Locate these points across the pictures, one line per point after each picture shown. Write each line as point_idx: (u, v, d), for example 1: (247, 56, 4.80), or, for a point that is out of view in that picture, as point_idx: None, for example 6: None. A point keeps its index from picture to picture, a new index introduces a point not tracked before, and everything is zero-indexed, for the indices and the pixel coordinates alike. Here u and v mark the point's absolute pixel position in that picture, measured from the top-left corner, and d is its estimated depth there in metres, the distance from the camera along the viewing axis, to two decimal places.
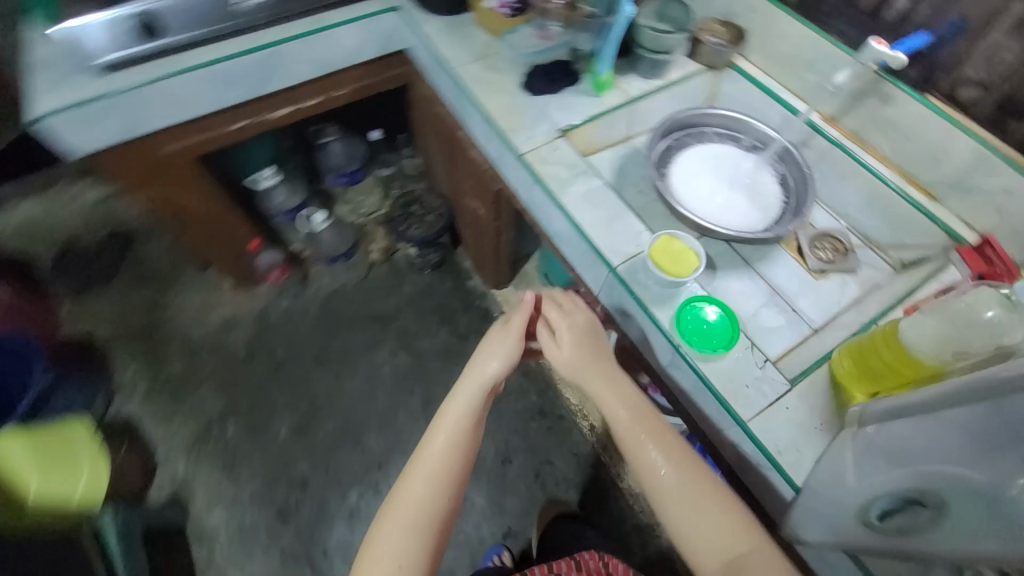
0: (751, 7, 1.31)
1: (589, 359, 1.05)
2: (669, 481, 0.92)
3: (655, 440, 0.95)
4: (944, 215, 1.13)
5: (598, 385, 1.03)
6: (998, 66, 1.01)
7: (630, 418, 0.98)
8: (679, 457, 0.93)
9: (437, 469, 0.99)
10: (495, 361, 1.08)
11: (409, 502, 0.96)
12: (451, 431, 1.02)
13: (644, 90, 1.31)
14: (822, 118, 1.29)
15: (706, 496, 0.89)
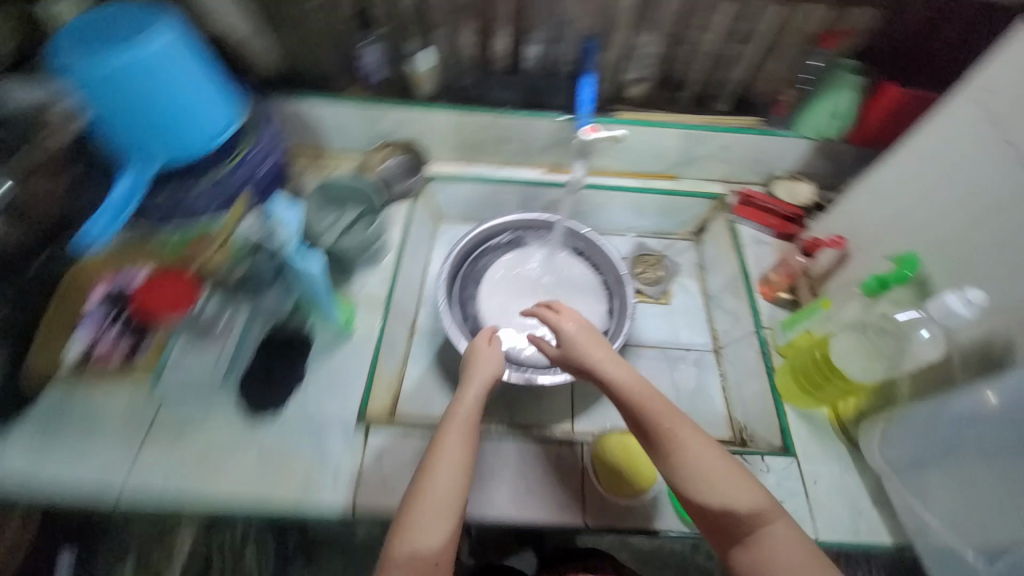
0: (403, 120, 1.09)
1: (595, 356, 0.78)
2: (678, 449, 0.67)
3: (669, 421, 0.69)
4: (694, 185, 1.19)
5: (607, 367, 0.76)
6: (645, 61, 1.03)
7: (652, 405, 0.70)
8: (718, 460, 0.66)
9: (462, 444, 0.69)
10: (491, 368, 0.79)
11: (446, 466, 0.66)
12: (467, 422, 0.72)
13: (388, 281, 1.01)
14: (546, 171, 1.18)
15: (738, 488, 0.64)
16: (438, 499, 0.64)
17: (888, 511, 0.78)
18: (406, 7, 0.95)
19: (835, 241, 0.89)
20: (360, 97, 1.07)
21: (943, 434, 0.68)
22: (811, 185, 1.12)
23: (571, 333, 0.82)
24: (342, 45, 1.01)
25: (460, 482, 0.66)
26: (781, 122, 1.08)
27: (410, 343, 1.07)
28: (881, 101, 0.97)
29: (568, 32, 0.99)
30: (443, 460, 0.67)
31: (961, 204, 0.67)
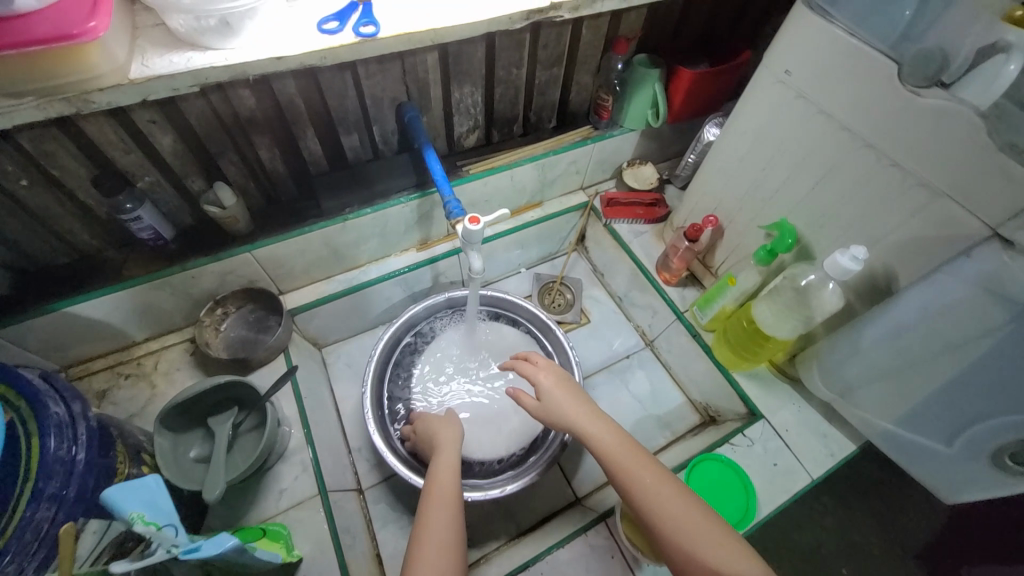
0: (228, 271, 0.87)
1: (573, 409, 0.72)
2: (657, 503, 0.61)
3: (644, 470, 0.64)
4: (559, 203, 1.19)
5: (586, 423, 0.70)
6: (470, 111, 0.97)
7: (630, 456, 0.66)
8: (690, 507, 0.61)
9: (450, 497, 0.68)
10: (455, 433, 0.80)
11: (430, 533, 0.63)
12: (447, 485, 0.69)
13: (309, 467, 0.80)
14: (418, 249, 1.07)
15: (708, 530, 0.58)
16: (436, 543, 0.62)
17: (842, 422, 0.90)
18: (168, 148, 0.73)
19: (710, 220, 0.94)
20: (153, 269, 0.81)
21: (871, 362, 0.78)
22: (650, 166, 1.17)
23: (549, 387, 0.76)
24: (100, 215, 0.78)
25: (450, 536, 0.63)
26: (609, 124, 1.12)
27: (366, 511, 0.89)
28: (680, 85, 1.03)
29: (381, 110, 0.87)
30: (428, 521, 0.64)
31: (799, 169, 0.76)
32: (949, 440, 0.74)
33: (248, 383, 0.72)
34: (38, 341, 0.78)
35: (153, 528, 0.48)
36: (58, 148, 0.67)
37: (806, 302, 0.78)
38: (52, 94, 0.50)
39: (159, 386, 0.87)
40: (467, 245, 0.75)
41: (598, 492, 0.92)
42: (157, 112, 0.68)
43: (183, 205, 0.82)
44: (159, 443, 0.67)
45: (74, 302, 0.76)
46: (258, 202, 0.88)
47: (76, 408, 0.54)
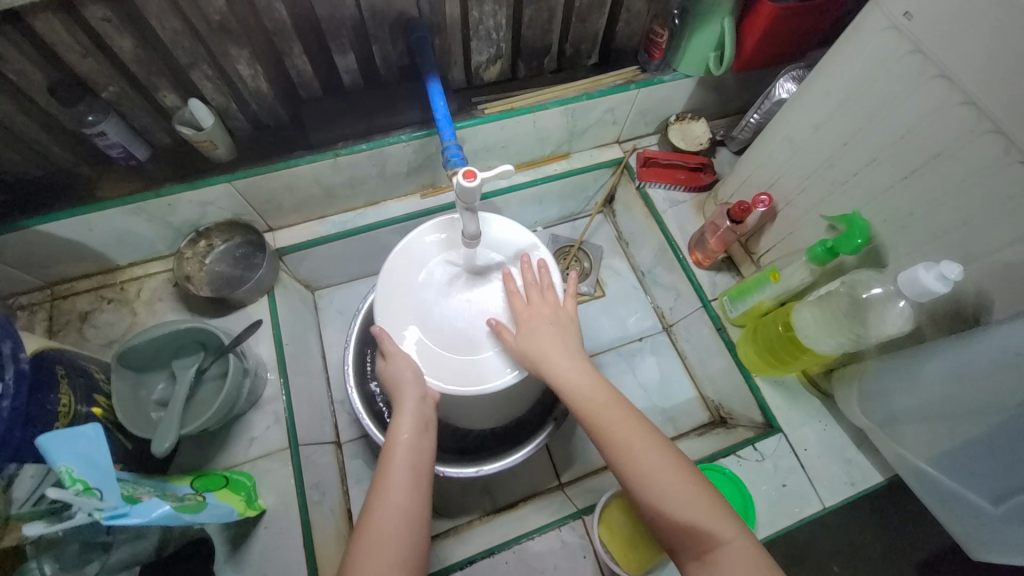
0: (210, 201, 0.80)
1: (550, 355, 0.63)
2: (634, 461, 0.56)
3: (623, 429, 0.58)
4: (589, 157, 1.04)
5: (562, 367, 0.62)
6: (492, 36, 0.81)
7: (605, 408, 0.59)
8: (672, 467, 0.55)
9: (408, 471, 0.59)
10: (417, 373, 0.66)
11: (386, 512, 0.56)
12: (405, 459, 0.60)
13: (281, 419, 0.77)
14: (422, 195, 0.96)
15: (688, 495, 0.53)
16: (389, 523, 0.55)
17: (873, 449, 0.79)
18: (130, 54, 0.63)
19: (761, 200, 0.79)
20: (128, 193, 0.75)
21: (934, 398, 0.64)
22: (703, 123, 1.00)
23: (526, 327, 0.66)
24: (68, 127, 0.70)
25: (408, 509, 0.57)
26: (661, 67, 0.93)
27: (342, 464, 0.87)
28: (756, 22, 0.83)
29: (383, 27, 0.73)
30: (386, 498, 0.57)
31: (893, 150, 0.59)
32: (1008, 503, 0.61)
33: (215, 331, 0.67)
34: (14, 257, 0.75)
35: (73, 493, 0.44)
36: (6, 45, 0.58)
37: (859, 319, 0.64)
38: None
39: (139, 315, 0.84)
40: (464, 207, 0.63)
41: (582, 482, 0.86)
42: (111, 9, 0.58)
43: (158, 123, 0.74)
44: (118, 387, 0.63)
45: (45, 221, 0.72)
46: (245, 128, 0.79)
47: (5, 349, 0.49)
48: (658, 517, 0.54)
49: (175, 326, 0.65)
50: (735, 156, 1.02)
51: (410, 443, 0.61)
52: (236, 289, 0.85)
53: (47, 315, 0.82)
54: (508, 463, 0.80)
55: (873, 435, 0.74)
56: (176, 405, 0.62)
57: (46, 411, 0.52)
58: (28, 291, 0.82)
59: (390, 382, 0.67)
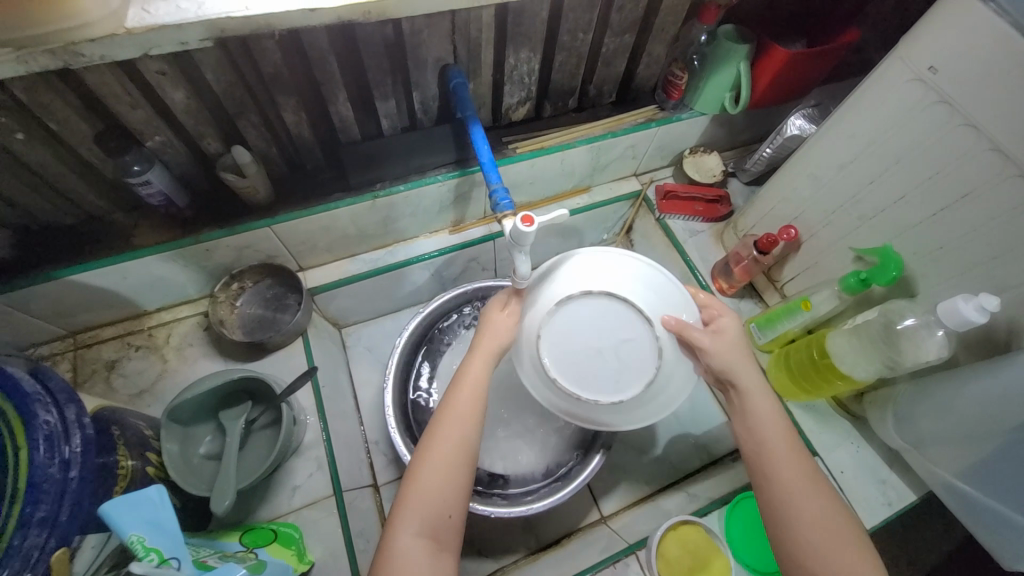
0: (247, 244, 0.79)
1: (735, 375, 0.61)
2: (808, 513, 0.54)
3: (798, 464, 0.57)
4: (608, 190, 1.07)
5: (750, 400, 0.60)
6: (525, 80, 0.84)
7: (777, 429, 0.59)
8: (844, 530, 0.53)
9: (471, 408, 0.59)
10: (507, 338, 0.66)
11: (432, 460, 0.56)
12: (471, 395, 0.61)
13: (323, 466, 0.76)
14: (452, 231, 0.98)
15: (854, 562, 0.51)
16: (437, 468, 0.56)
17: (904, 467, 0.82)
18: (180, 104, 0.63)
19: (788, 232, 0.83)
20: (166, 239, 0.73)
21: (968, 417, 0.68)
22: (716, 155, 1.04)
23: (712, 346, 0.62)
24: (105, 174, 0.69)
25: (451, 461, 0.56)
26: (678, 105, 0.97)
27: (381, 508, 0.86)
28: (768, 65, 0.88)
29: (424, 73, 0.75)
30: (438, 440, 0.57)
31: (920, 189, 0.65)
32: None
33: (263, 380, 0.68)
34: (39, 307, 0.72)
35: (154, 564, 0.43)
36: (53, 97, 0.57)
37: (894, 345, 0.68)
38: (32, 46, 0.43)
39: (170, 361, 0.82)
40: (516, 246, 0.64)
41: (625, 514, 0.88)
42: (168, 62, 0.58)
43: (196, 168, 0.73)
44: (168, 446, 0.62)
45: (80, 270, 0.70)
46: (283, 173, 0.80)
47: (69, 415, 0.47)
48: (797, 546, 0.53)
49: (225, 377, 0.66)
50: (747, 186, 1.06)
51: (478, 384, 0.62)
52: (272, 331, 0.84)
53: (70, 365, 0.79)
54: (556, 500, 0.80)
55: (907, 456, 0.78)
56: (231, 459, 0.62)
57: (108, 477, 0.50)
58: (48, 341, 0.79)
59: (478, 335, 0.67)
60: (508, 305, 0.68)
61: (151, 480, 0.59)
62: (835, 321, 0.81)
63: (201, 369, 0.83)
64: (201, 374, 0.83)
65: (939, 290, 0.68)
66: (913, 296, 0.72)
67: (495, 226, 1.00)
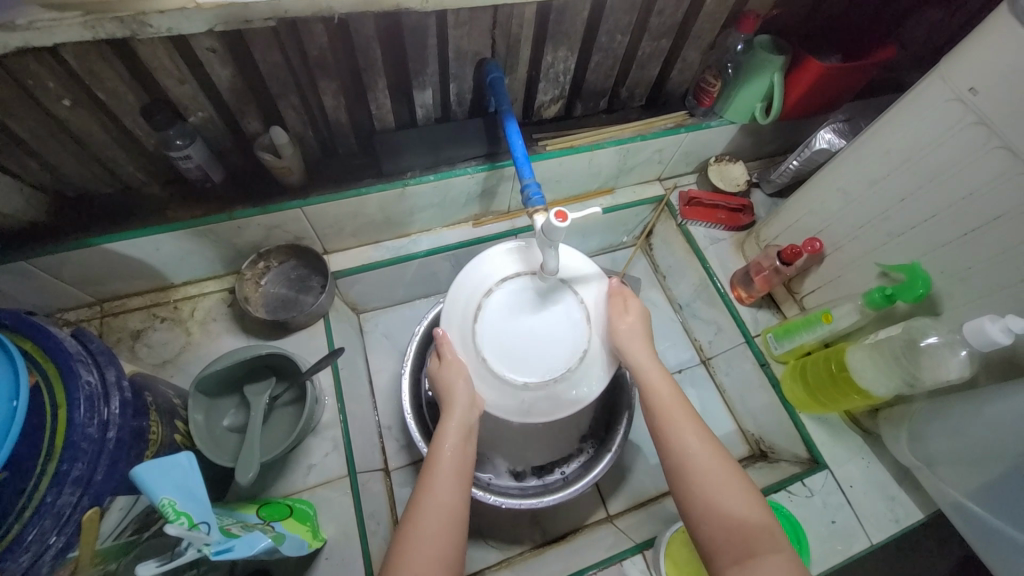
0: (277, 224, 0.80)
1: (631, 348, 0.67)
2: (693, 466, 0.58)
3: (694, 436, 0.60)
4: (632, 193, 1.08)
5: (646, 378, 0.65)
6: (559, 78, 0.85)
7: (672, 408, 0.63)
8: (732, 486, 0.56)
9: (453, 471, 0.60)
10: (467, 383, 0.66)
11: (429, 507, 0.56)
12: (451, 457, 0.61)
13: (339, 447, 0.77)
14: (475, 224, 0.99)
15: (742, 507, 0.55)
16: (433, 521, 0.55)
17: (914, 485, 0.82)
18: (226, 82, 0.64)
19: (813, 245, 0.83)
20: (200, 214, 0.75)
21: (986, 439, 0.68)
22: (741, 165, 1.05)
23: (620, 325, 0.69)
24: (146, 146, 0.70)
25: (449, 517, 0.56)
26: (708, 113, 0.97)
27: (391, 492, 0.87)
28: (802, 77, 0.88)
29: (462, 66, 0.76)
30: (426, 499, 0.57)
31: (953, 210, 0.65)
32: None
33: (288, 357, 0.70)
34: (73, 274, 0.74)
35: (186, 528, 0.43)
36: (105, 68, 0.58)
37: (915, 362, 0.68)
38: (101, 12, 0.44)
39: (195, 334, 0.83)
40: (546, 240, 0.64)
41: (632, 514, 0.89)
42: (218, 40, 0.59)
43: (234, 146, 0.75)
44: (195, 414, 0.64)
45: (115, 239, 0.71)
46: (316, 157, 0.81)
47: (109, 377, 0.49)
48: (708, 515, 0.55)
49: (252, 353, 0.68)
50: (771, 197, 1.07)
51: (458, 445, 0.62)
52: (294, 311, 0.86)
53: (97, 332, 0.80)
54: (566, 495, 0.81)
55: (918, 473, 0.77)
56: (255, 433, 0.63)
57: (142, 441, 0.52)
58: (75, 307, 0.80)
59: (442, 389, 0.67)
60: (443, 353, 0.69)
61: (179, 448, 0.60)
62: (854, 336, 0.82)
63: (224, 344, 0.84)
64: (223, 349, 0.84)
65: (963, 312, 0.69)
66: (937, 314, 0.72)
67: (518, 222, 1.00)
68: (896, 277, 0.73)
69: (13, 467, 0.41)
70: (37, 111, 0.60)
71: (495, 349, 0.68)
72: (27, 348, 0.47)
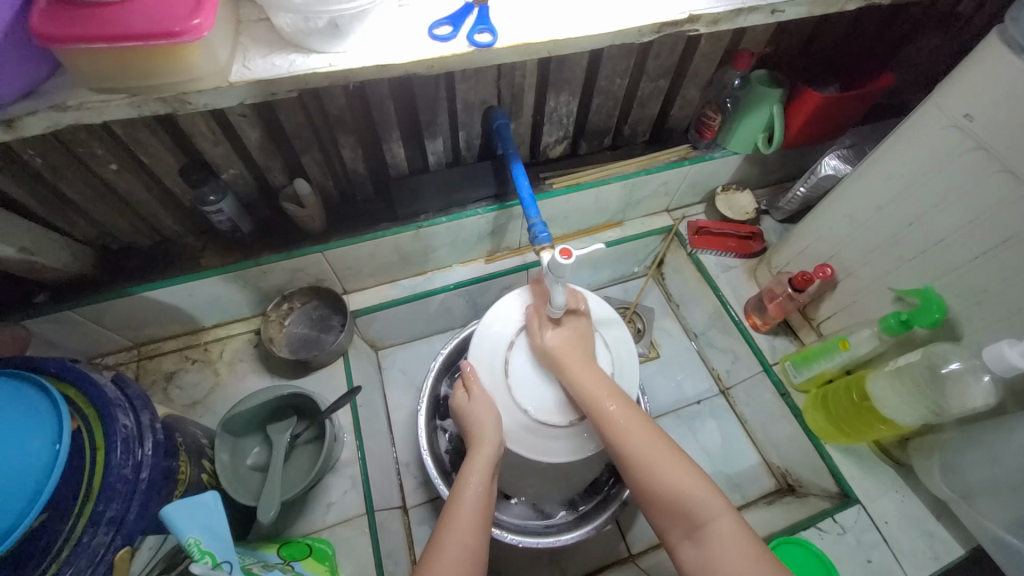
0: (301, 267, 0.85)
1: (568, 352, 0.68)
2: (636, 445, 0.59)
3: (635, 431, 0.60)
4: (640, 225, 1.10)
5: (578, 370, 0.66)
6: (563, 121, 0.89)
7: (606, 397, 0.64)
8: (672, 459, 0.58)
9: (477, 513, 0.60)
10: (495, 421, 0.67)
11: (452, 544, 0.57)
12: (475, 502, 0.61)
13: (358, 485, 0.78)
14: (487, 260, 1.02)
15: (685, 480, 0.57)
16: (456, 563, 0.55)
17: (954, 520, 0.77)
18: (255, 141, 0.70)
19: (824, 271, 0.83)
20: (229, 261, 0.80)
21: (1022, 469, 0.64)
22: (748, 194, 1.05)
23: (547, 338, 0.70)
24: (182, 201, 0.76)
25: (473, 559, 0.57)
26: (711, 145, 1.00)
27: (410, 530, 0.87)
28: (801, 108, 0.90)
29: (470, 115, 0.81)
30: (450, 537, 0.58)
31: (962, 233, 0.65)
32: None
33: (310, 397, 0.73)
34: (113, 320, 0.79)
35: (209, 567, 0.44)
36: (148, 135, 0.64)
37: (939, 389, 0.66)
38: (145, 94, 0.49)
39: (222, 375, 0.88)
40: (553, 277, 0.66)
41: (654, 553, 0.86)
42: (249, 106, 0.65)
43: (261, 198, 0.81)
44: (220, 453, 0.68)
45: (152, 287, 0.76)
46: (336, 204, 0.86)
47: (143, 420, 0.52)
48: (657, 494, 0.57)
49: (275, 393, 0.71)
50: (781, 224, 1.07)
51: (484, 483, 0.63)
52: (315, 350, 0.89)
53: (133, 374, 0.85)
54: (585, 533, 0.79)
55: (956, 507, 0.73)
56: (276, 471, 0.66)
57: (170, 482, 0.54)
58: (115, 351, 0.86)
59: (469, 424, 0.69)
60: (471, 385, 0.71)
61: (205, 487, 0.63)
62: (874, 363, 0.80)
63: (249, 383, 0.88)
64: (249, 389, 0.88)
65: (984, 335, 0.67)
66: (958, 338, 0.70)
67: (529, 257, 1.03)
68: (911, 301, 0.72)
69: (52, 507, 0.44)
70: (89, 175, 0.67)
71: (527, 396, 0.70)
72: (71, 394, 0.51)
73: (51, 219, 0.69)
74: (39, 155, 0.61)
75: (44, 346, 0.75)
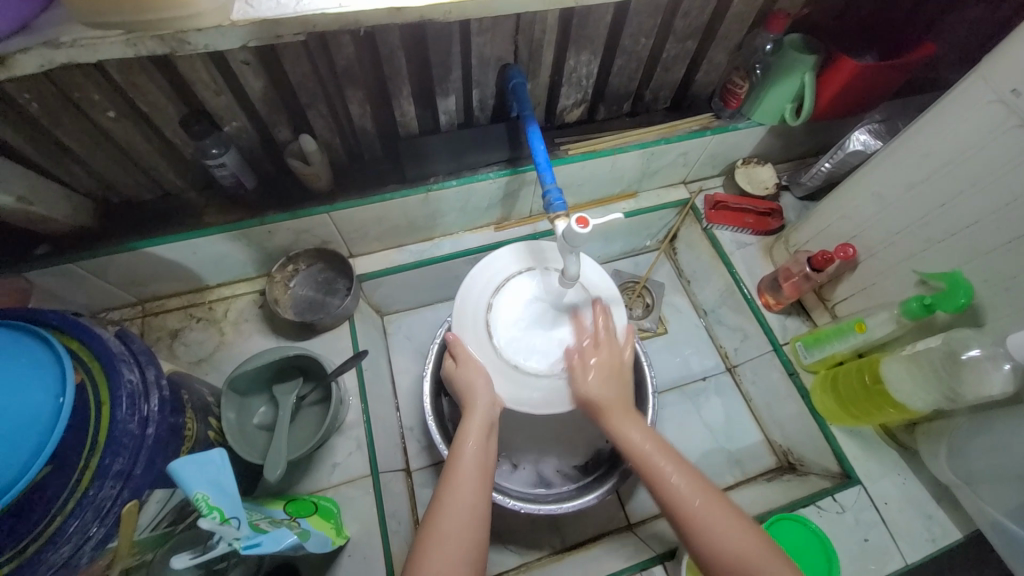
0: (306, 228, 0.83)
1: (610, 397, 0.66)
2: (684, 508, 0.57)
3: (683, 482, 0.59)
4: (655, 197, 1.06)
5: (625, 429, 0.64)
6: (582, 83, 0.84)
7: (652, 451, 0.62)
8: (720, 513, 0.56)
9: (476, 471, 0.61)
10: (488, 382, 0.67)
11: (451, 503, 0.57)
12: (473, 458, 0.62)
13: (362, 447, 0.79)
14: (496, 228, 0.99)
15: (736, 537, 0.55)
16: (455, 520, 0.56)
17: (953, 503, 0.77)
18: (258, 93, 0.67)
19: (845, 251, 0.80)
20: (233, 219, 0.78)
21: None
22: (768, 167, 1.01)
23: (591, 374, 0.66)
24: (184, 155, 0.74)
25: (474, 514, 0.57)
26: (735, 114, 0.95)
27: (412, 492, 0.89)
28: (835, 77, 0.85)
29: (485, 72, 0.76)
30: (449, 496, 0.58)
31: (997, 216, 0.62)
32: None
33: (316, 359, 0.72)
34: (117, 275, 0.78)
35: (217, 523, 0.45)
36: (147, 81, 0.61)
37: (955, 375, 0.65)
38: (144, 31, 0.46)
39: (227, 334, 0.87)
40: (567, 247, 0.64)
41: (652, 523, 0.88)
42: (252, 53, 0.61)
43: (265, 154, 0.78)
44: (227, 411, 0.68)
45: (155, 243, 0.75)
46: (343, 164, 0.83)
47: (149, 376, 0.52)
48: (708, 552, 0.55)
49: (280, 354, 0.70)
50: (801, 201, 1.04)
51: (481, 440, 0.63)
52: (321, 313, 0.89)
53: (138, 330, 0.85)
54: (587, 502, 0.79)
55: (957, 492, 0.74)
56: (282, 431, 0.66)
57: (177, 438, 0.54)
58: (119, 307, 0.85)
59: (461, 387, 0.68)
60: (455, 351, 0.69)
61: (211, 444, 0.63)
62: (889, 346, 0.79)
63: (254, 344, 0.88)
64: (254, 349, 0.88)
65: (1008, 322, 0.65)
66: (980, 324, 0.69)
67: (540, 226, 1.01)
68: (935, 284, 0.70)
69: (59, 459, 0.44)
70: (86, 123, 0.64)
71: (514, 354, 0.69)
72: (75, 347, 0.50)
73: (49, 168, 0.67)
74: (33, 99, 0.58)
75: (48, 299, 0.74)
